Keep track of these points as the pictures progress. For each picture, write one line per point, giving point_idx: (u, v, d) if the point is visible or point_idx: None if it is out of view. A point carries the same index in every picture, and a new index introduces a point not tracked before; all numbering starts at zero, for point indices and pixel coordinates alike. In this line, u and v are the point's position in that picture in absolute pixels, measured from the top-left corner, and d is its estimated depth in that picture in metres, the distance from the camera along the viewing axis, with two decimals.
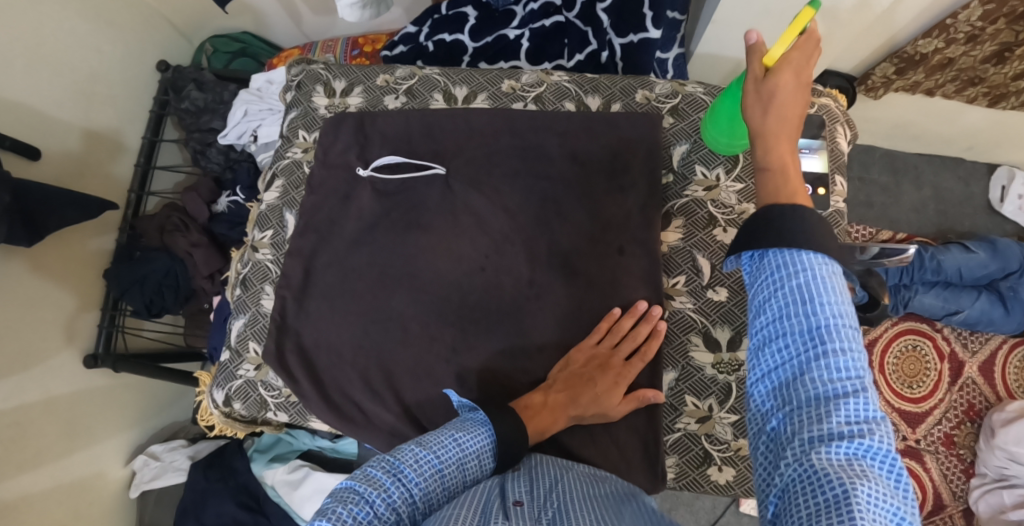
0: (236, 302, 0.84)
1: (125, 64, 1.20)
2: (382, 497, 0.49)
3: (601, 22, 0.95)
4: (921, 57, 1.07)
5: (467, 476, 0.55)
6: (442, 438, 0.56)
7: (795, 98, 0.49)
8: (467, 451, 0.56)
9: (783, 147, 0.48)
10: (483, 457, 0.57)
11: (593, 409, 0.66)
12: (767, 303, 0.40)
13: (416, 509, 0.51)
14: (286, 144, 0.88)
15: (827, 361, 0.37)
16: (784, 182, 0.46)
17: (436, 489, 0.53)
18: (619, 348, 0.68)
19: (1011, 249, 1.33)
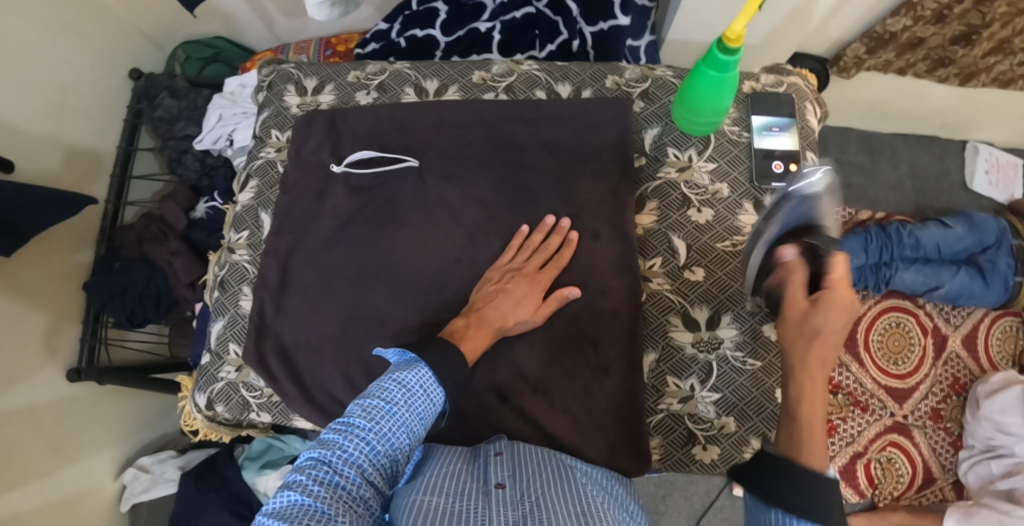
0: (215, 304, 0.83)
1: (96, 72, 1.19)
2: (340, 457, 0.51)
3: (570, 11, 0.96)
4: (890, 36, 1.09)
5: (420, 411, 0.57)
6: (382, 386, 0.57)
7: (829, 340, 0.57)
8: (411, 387, 0.57)
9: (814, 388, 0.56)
10: (428, 388, 0.58)
11: (527, 321, 0.69)
12: None
13: (379, 458, 0.53)
14: (259, 144, 0.87)
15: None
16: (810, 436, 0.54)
17: (392, 432, 0.54)
18: (531, 261, 0.72)
19: (988, 222, 1.35)
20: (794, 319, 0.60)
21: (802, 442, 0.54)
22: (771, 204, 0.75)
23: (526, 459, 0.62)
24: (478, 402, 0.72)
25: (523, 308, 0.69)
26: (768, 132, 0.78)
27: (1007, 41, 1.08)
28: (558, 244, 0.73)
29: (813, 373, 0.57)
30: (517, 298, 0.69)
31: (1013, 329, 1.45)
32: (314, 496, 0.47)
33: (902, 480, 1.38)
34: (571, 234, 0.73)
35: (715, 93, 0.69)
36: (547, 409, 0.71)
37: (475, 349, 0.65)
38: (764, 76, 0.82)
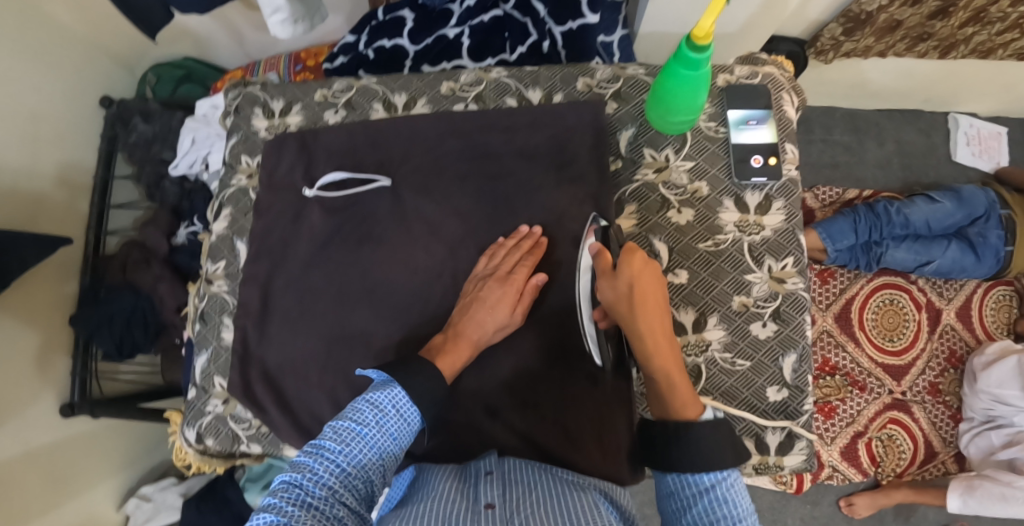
0: (197, 337, 0.82)
1: (67, 101, 1.16)
2: (311, 478, 0.48)
3: (538, 12, 0.94)
4: (867, 16, 1.06)
5: (393, 430, 0.55)
6: (352, 407, 0.56)
7: (646, 299, 0.59)
8: (383, 407, 0.56)
9: (664, 350, 0.59)
10: (403, 410, 0.57)
11: (506, 327, 0.68)
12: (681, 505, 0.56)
13: (354, 480, 0.50)
14: (229, 170, 0.85)
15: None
16: (674, 391, 0.59)
17: (365, 450, 0.53)
18: (503, 264, 0.69)
19: (975, 195, 1.36)
20: (609, 292, 0.60)
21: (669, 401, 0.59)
22: (752, 199, 0.74)
23: (516, 478, 0.61)
24: (467, 419, 0.71)
25: (498, 311, 0.66)
26: (745, 126, 0.76)
27: (985, 10, 1.06)
28: (530, 246, 0.71)
29: (651, 338, 0.59)
30: (490, 304, 0.66)
31: (1007, 297, 1.45)
32: (289, 515, 0.44)
33: (904, 456, 1.38)
34: (543, 237, 0.71)
35: (689, 91, 0.68)
36: (538, 421, 0.70)
37: (454, 364, 0.64)
38: (738, 68, 0.80)
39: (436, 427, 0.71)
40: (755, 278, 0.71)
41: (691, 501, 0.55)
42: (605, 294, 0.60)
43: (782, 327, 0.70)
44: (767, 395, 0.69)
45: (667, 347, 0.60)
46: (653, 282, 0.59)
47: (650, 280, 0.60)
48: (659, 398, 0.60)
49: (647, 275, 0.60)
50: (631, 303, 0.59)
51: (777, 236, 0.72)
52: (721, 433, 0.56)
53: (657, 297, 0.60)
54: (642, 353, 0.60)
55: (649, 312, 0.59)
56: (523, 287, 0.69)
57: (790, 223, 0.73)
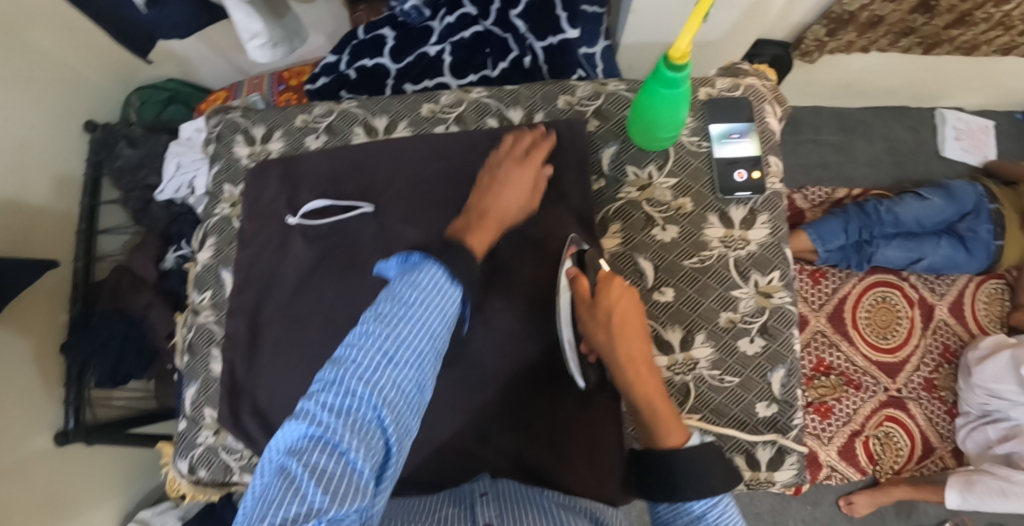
0: (186, 368, 0.81)
1: (51, 129, 1.15)
2: (350, 377, 0.44)
3: (518, 28, 0.93)
4: (850, 17, 1.06)
5: (438, 312, 0.51)
6: (391, 289, 0.51)
7: (624, 325, 0.60)
8: (424, 289, 0.50)
9: (644, 375, 0.60)
10: (445, 289, 0.52)
11: (527, 202, 0.67)
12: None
13: (401, 370, 0.46)
14: (212, 200, 0.84)
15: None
16: (656, 419, 0.59)
17: (409, 341, 0.48)
18: (517, 148, 0.70)
19: (963, 191, 1.36)
20: (589, 321, 0.62)
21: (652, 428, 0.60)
22: (736, 214, 0.74)
23: (511, 499, 0.61)
24: (458, 445, 0.71)
25: (520, 186, 0.66)
26: (728, 140, 0.76)
27: (969, 13, 1.06)
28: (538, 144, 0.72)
29: (630, 363, 0.60)
30: (512, 176, 0.66)
31: (998, 291, 1.45)
32: (325, 426, 0.41)
33: (901, 453, 1.38)
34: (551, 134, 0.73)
35: (671, 106, 0.67)
36: (528, 444, 0.70)
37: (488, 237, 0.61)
38: (720, 80, 0.80)
39: (427, 454, 0.71)
40: (742, 293, 0.71)
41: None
42: (584, 321, 0.62)
43: (770, 342, 0.70)
44: (757, 411, 0.69)
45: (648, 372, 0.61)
46: (633, 308, 0.61)
47: (630, 306, 0.61)
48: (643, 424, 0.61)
49: (626, 302, 0.61)
50: (611, 329, 0.60)
51: (763, 250, 0.72)
52: (710, 459, 0.57)
53: (636, 322, 0.61)
54: (623, 379, 0.61)
55: (628, 338, 0.60)
56: (537, 175, 0.70)
57: (776, 237, 0.73)
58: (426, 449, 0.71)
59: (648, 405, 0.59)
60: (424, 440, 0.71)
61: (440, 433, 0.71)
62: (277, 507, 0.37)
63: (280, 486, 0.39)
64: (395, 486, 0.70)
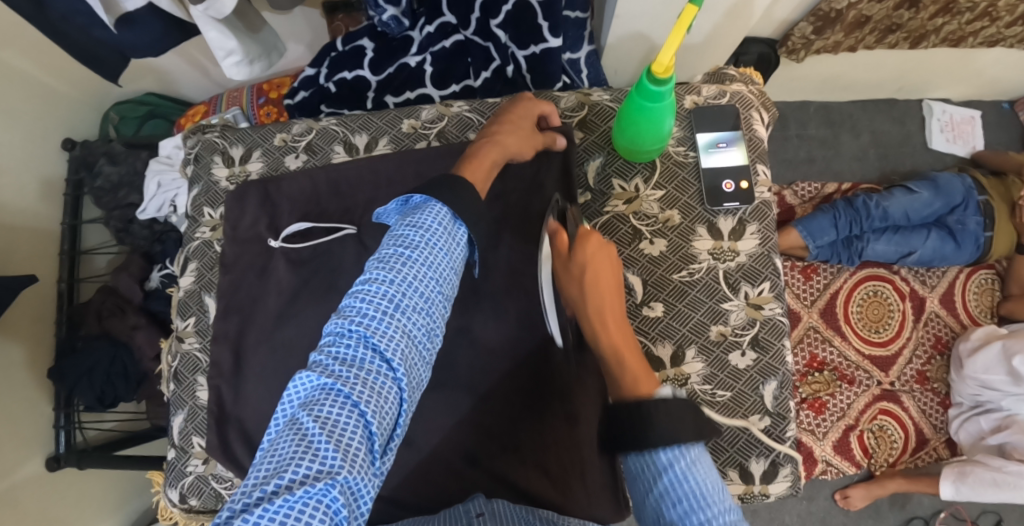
0: (172, 397, 0.80)
1: (28, 150, 1.12)
2: (363, 322, 0.44)
3: (499, 37, 0.90)
4: (836, 15, 1.04)
5: (446, 254, 0.52)
6: (396, 240, 0.51)
7: (594, 275, 0.62)
8: (429, 232, 0.52)
9: (612, 326, 0.61)
10: (451, 230, 0.54)
11: (524, 148, 0.70)
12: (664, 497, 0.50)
13: (413, 311, 0.47)
14: (192, 223, 0.83)
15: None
16: (623, 368, 0.58)
17: (419, 285, 0.48)
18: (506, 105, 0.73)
19: (951, 183, 1.36)
20: (563, 274, 0.64)
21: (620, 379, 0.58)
22: (724, 225, 0.73)
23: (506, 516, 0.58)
24: (448, 470, 0.70)
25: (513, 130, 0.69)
26: (715, 149, 0.75)
27: (953, 3, 1.05)
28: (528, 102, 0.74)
29: (601, 313, 0.61)
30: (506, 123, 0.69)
31: (989, 281, 1.46)
32: (335, 378, 0.41)
33: (895, 445, 1.39)
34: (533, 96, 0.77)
35: (658, 119, 0.66)
36: (519, 465, 0.69)
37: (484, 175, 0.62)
38: (705, 88, 0.79)
39: (417, 479, 0.70)
40: (732, 306, 0.71)
41: (651, 481, 0.50)
42: (560, 276, 0.65)
43: (761, 355, 0.70)
44: (749, 425, 0.69)
45: (618, 324, 0.61)
46: (606, 262, 0.62)
47: (604, 261, 0.63)
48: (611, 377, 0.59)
49: (600, 255, 0.63)
50: (581, 280, 0.62)
51: (752, 261, 0.72)
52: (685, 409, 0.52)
53: (611, 275, 0.63)
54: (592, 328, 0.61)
55: (600, 289, 0.62)
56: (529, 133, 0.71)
57: (765, 247, 0.72)
58: (416, 473, 0.70)
59: (612, 352, 0.59)
60: (414, 465, 0.71)
61: (429, 457, 0.71)
62: (289, 459, 0.36)
63: (290, 437, 0.38)
64: (387, 512, 0.70)
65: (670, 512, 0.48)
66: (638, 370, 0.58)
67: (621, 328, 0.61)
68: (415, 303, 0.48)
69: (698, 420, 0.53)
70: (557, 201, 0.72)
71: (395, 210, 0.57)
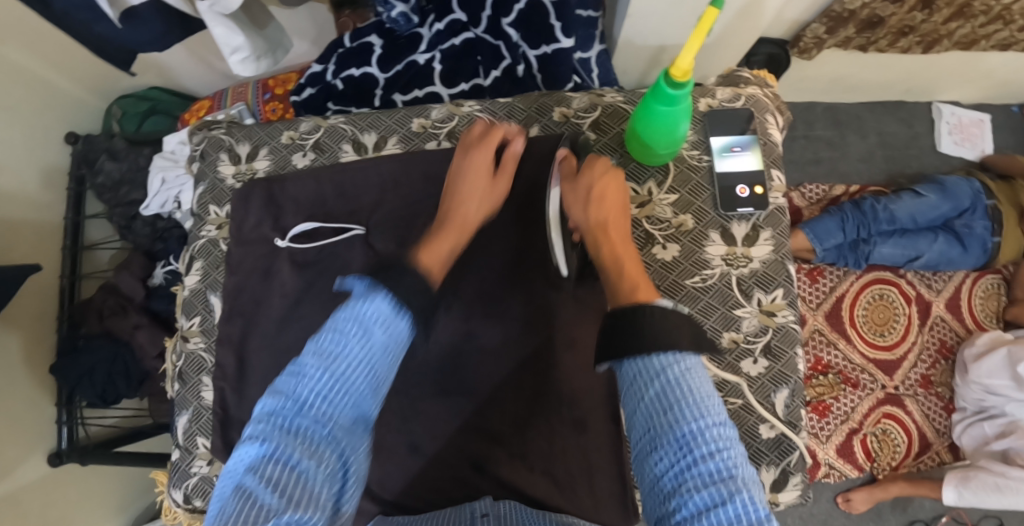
0: (177, 397, 0.79)
1: (31, 145, 1.11)
2: (292, 406, 0.47)
3: (510, 36, 0.90)
4: (850, 15, 1.03)
5: (382, 343, 0.51)
6: (333, 325, 0.52)
7: (599, 193, 0.65)
8: (364, 319, 0.51)
9: (614, 241, 0.63)
10: (387, 321, 0.51)
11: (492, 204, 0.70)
12: (667, 402, 0.49)
13: (345, 396, 0.49)
14: (198, 222, 0.81)
15: (705, 466, 0.46)
16: (623, 278, 0.59)
17: (351, 370, 0.50)
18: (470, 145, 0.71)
19: (960, 186, 1.35)
20: (570, 193, 0.67)
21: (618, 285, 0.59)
22: (738, 230, 0.72)
23: (511, 518, 0.60)
24: (455, 475, 0.70)
25: (475, 186, 0.68)
26: (729, 153, 0.74)
27: (967, 5, 1.03)
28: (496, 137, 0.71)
29: (603, 228, 0.63)
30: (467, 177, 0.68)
31: (995, 286, 1.45)
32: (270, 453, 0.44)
33: (898, 449, 1.39)
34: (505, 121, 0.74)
35: (671, 126, 0.65)
36: (527, 472, 0.69)
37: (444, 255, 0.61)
38: (720, 91, 0.78)
39: (423, 485, 0.70)
40: (744, 312, 0.70)
41: (644, 387, 0.51)
42: (566, 195, 0.67)
43: (774, 363, 0.69)
44: (760, 433, 0.68)
45: (621, 241, 0.63)
46: (614, 186, 0.65)
47: (612, 185, 0.66)
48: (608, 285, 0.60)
49: (609, 179, 0.66)
50: (588, 198, 0.65)
51: (765, 268, 0.71)
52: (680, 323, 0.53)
53: (616, 196, 0.65)
54: (594, 240, 0.64)
55: (604, 206, 0.64)
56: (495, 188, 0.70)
57: (779, 254, 0.71)
58: (423, 479, 0.70)
59: (613, 259, 0.61)
60: (421, 470, 0.70)
61: (436, 462, 0.70)
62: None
63: (231, 509, 0.42)
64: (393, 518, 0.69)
65: (659, 420, 0.49)
66: (636, 277, 0.60)
67: (623, 243, 0.63)
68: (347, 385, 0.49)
69: (696, 330, 0.54)
70: (567, 134, 0.74)
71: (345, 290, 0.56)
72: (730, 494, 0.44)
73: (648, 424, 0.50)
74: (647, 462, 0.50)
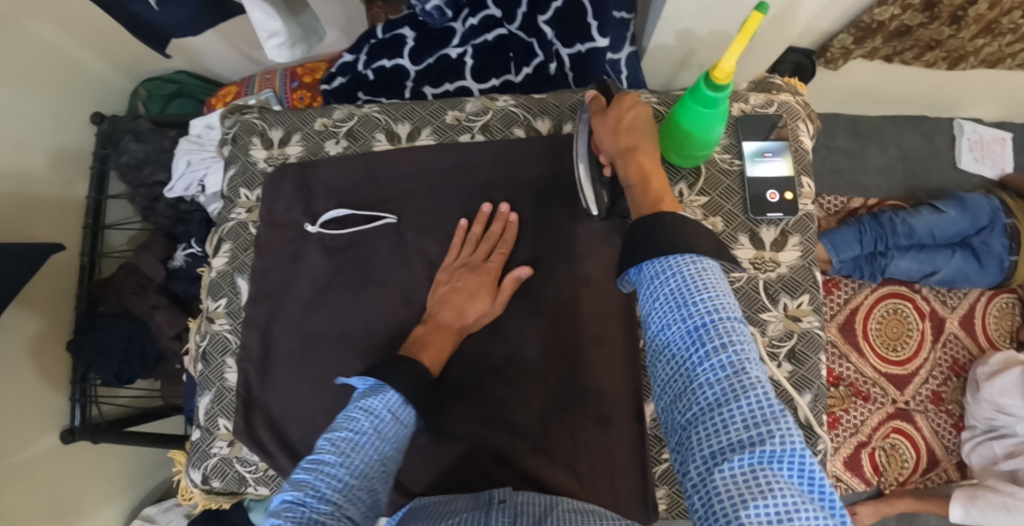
0: (200, 377, 0.80)
1: (57, 122, 1.12)
2: (314, 494, 0.48)
3: (545, 33, 0.91)
4: (878, 26, 1.03)
5: (392, 435, 0.56)
6: (346, 419, 0.55)
7: (629, 121, 0.64)
8: (377, 412, 0.56)
9: (644, 163, 0.60)
10: (398, 412, 0.57)
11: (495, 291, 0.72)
12: (679, 304, 0.47)
13: (361, 486, 0.50)
14: (227, 204, 0.82)
15: (716, 361, 0.43)
16: (652, 195, 0.57)
17: (367, 459, 0.52)
18: (476, 254, 0.73)
19: (980, 204, 1.35)
20: (600, 124, 0.66)
21: (648, 201, 0.56)
22: (767, 235, 0.72)
23: (528, 507, 0.60)
24: (477, 466, 0.70)
25: (479, 299, 0.70)
26: (761, 159, 0.74)
27: (995, 21, 1.03)
28: (499, 229, 0.74)
29: (633, 151, 0.61)
30: (470, 293, 0.69)
31: (1010, 305, 1.45)
32: None
33: (906, 465, 1.39)
34: (511, 216, 0.74)
35: (709, 124, 0.65)
36: (548, 467, 0.69)
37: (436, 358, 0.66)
38: (753, 96, 0.78)
39: (443, 473, 0.70)
40: (771, 316, 0.70)
41: (658, 288, 0.49)
42: (596, 127, 0.66)
43: (798, 367, 0.69)
44: None
45: (652, 166, 0.61)
46: (644, 115, 0.64)
47: (643, 116, 0.64)
48: (637, 202, 0.57)
49: (640, 110, 0.65)
50: (618, 126, 0.64)
51: (792, 273, 0.71)
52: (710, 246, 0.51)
53: (646, 124, 0.64)
54: (624, 161, 0.61)
55: (634, 131, 0.63)
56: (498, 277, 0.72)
57: (806, 260, 0.72)
58: (445, 466, 0.71)
59: (640, 177, 0.59)
60: (441, 458, 0.71)
61: (457, 452, 0.71)
62: None
63: None
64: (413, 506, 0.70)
65: (672, 317, 0.47)
66: (665, 193, 0.58)
67: (653, 165, 0.60)
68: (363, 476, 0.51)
69: (716, 242, 0.51)
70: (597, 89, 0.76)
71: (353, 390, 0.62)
72: (742, 387, 0.41)
73: (660, 324, 0.48)
74: (659, 363, 0.48)
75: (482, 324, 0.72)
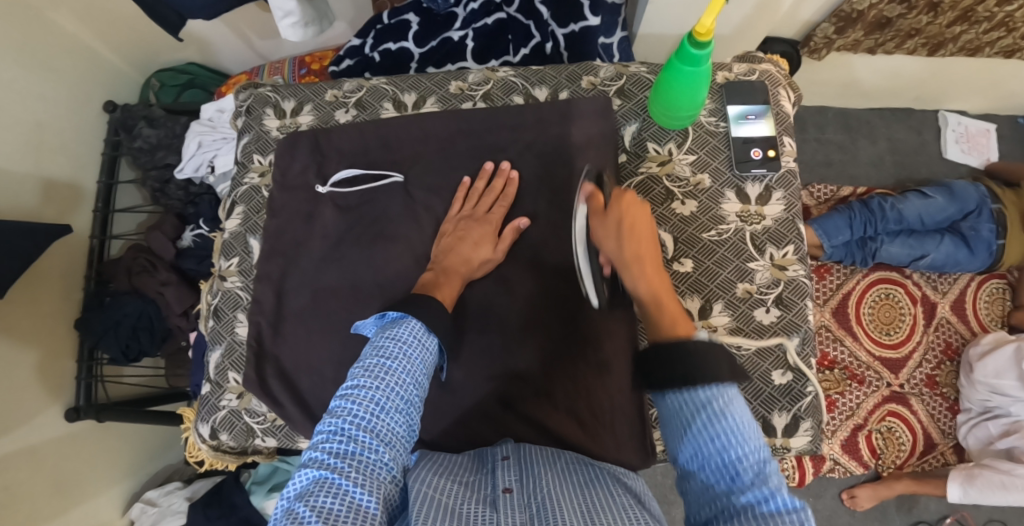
0: (211, 333, 0.83)
1: (72, 108, 1.16)
2: (351, 422, 0.51)
3: (541, 14, 0.96)
4: (857, 15, 1.09)
5: (420, 361, 0.59)
6: (377, 347, 0.58)
7: (630, 226, 0.62)
8: (407, 342, 0.59)
9: (651, 274, 0.60)
10: (424, 339, 0.61)
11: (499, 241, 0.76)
12: (709, 437, 0.48)
13: (396, 413, 0.54)
14: (242, 170, 0.87)
15: (747, 477, 0.46)
16: (664, 314, 0.58)
17: (397, 385, 0.55)
18: (479, 206, 0.76)
19: (966, 190, 1.39)
20: (600, 226, 0.64)
21: (661, 325, 0.58)
22: (752, 190, 0.77)
23: (531, 462, 0.63)
24: (480, 409, 0.73)
25: (482, 247, 0.74)
26: (744, 121, 0.79)
27: (971, 10, 1.09)
28: (501, 185, 0.78)
29: (639, 261, 0.61)
30: (474, 242, 0.73)
31: (1000, 291, 1.48)
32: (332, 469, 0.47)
33: (904, 448, 1.40)
34: (513, 173, 0.78)
35: (695, 88, 0.70)
36: (550, 409, 0.72)
37: (449, 296, 0.70)
38: (736, 65, 0.83)
39: (448, 417, 0.73)
40: (757, 265, 0.74)
41: (689, 416, 0.50)
42: (595, 229, 0.64)
43: (785, 312, 0.73)
44: (773, 379, 0.71)
45: (659, 274, 0.61)
46: (643, 214, 0.62)
47: (640, 214, 0.63)
48: (651, 322, 0.58)
49: (639, 209, 0.63)
50: (619, 231, 0.62)
51: (777, 225, 0.75)
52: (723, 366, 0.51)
53: (648, 227, 0.63)
54: (631, 274, 0.61)
55: (637, 237, 0.61)
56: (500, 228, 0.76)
57: (790, 213, 0.76)
58: (450, 411, 0.74)
59: (652, 294, 0.59)
60: (446, 404, 0.74)
61: (461, 397, 0.74)
62: None
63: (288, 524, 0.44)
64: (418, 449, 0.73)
65: (705, 447, 0.48)
66: (677, 313, 0.59)
67: (663, 281, 0.60)
68: (397, 401, 0.55)
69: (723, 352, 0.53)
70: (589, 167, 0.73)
71: (372, 325, 0.64)
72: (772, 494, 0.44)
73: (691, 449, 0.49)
74: (690, 484, 0.49)
75: (485, 275, 0.76)
